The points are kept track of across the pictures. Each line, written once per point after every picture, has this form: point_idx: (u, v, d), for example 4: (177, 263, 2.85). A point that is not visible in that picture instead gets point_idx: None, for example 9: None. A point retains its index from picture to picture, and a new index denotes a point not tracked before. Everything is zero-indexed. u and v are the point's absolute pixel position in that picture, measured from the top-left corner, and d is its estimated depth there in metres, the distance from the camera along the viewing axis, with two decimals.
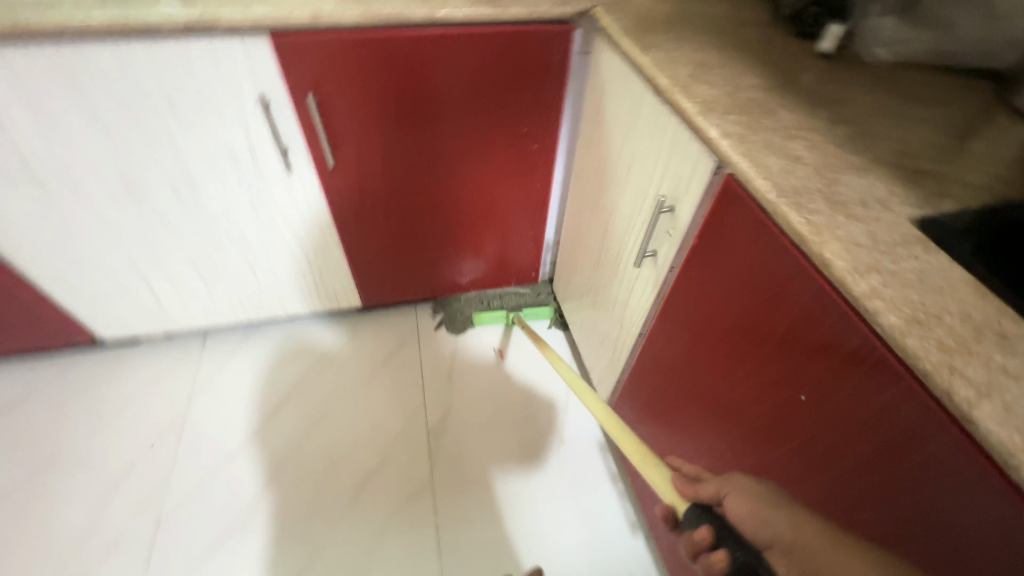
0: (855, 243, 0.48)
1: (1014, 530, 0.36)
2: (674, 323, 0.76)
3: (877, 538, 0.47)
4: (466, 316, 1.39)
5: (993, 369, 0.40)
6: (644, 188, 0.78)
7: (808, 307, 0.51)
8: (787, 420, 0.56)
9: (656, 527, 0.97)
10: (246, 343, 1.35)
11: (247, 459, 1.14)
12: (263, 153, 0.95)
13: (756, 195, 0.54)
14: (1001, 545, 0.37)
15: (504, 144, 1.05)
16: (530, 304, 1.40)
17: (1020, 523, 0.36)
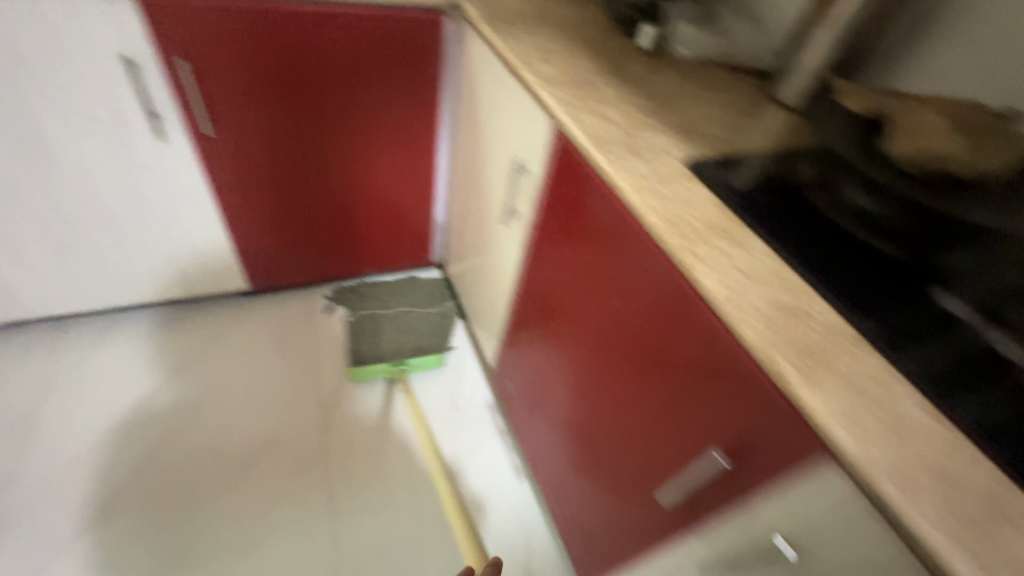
0: (640, 175, 0.60)
1: (728, 356, 0.48)
2: (538, 271, 0.88)
3: (666, 400, 0.58)
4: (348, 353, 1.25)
5: (717, 252, 0.51)
6: (504, 154, 0.89)
7: (615, 225, 0.63)
8: (611, 324, 0.68)
9: (535, 465, 1.09)
10: (117, 331, 1.28)
11: (118, 447, 1.09)
12: (129, 118, 0.93)
13: (576, 145, 0.67)
14: (722, 370, 0.49)
15: (386, 121, 1.11)
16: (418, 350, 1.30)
17: (728, 349, 0.48)
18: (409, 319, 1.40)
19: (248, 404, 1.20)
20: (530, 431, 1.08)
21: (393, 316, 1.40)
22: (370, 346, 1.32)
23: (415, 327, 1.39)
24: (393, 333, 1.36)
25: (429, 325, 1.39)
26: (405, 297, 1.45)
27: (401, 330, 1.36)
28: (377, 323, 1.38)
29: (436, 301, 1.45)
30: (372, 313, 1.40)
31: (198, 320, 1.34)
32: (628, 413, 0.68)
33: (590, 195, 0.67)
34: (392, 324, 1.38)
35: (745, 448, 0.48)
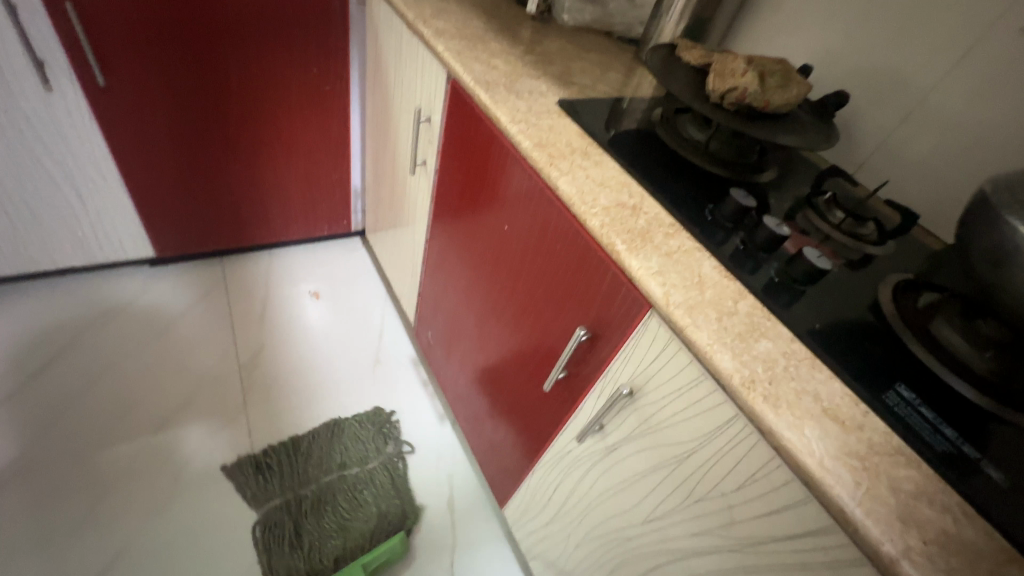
0: (518, 110, 0.70)
1: (583, 245, 0.60)
2: (443, 216, 0.96)
3: (548, 298, 0.70)
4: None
5: (576, 166, 0.62)
6: (408, 107, 0.96)
7: (499, 155, 0.73)
8: (504, 246, 0.78)
9: (456, 406, 1.18)
10: (7, 300, 1.22)
11: (13, 419, 1.05)
12: (11, 65, 0.89)
13: (465, 87, 0.75)
14: (581, 258, 0.61)
15: (296, 81, 1.14)
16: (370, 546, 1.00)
17: (583, 240, 0.59)
18: (346, 506, 1.05)
19: (159, 373, 1.17)
20: (450, 377, 1.16)
21: (322, 504, 1.04)
22: (302, 552, 0.98)
23: (354, 502, 1.06)
24: (331, 524, 1.02)
25: (376, 491, 1.09)
26: (332, 459, 1.11)
27: (342, 528, 1.02)
28: (302, 518, 1.02)
29: (375, 448, 1.16)
30: (292, 507, 1.03)
31: (98, 290, 1.29)
32: (523, 322, 0.79)
33: (478, 130, 0.76)
34: (326, 515, 1.03)
35: (600, 319, 0.60)
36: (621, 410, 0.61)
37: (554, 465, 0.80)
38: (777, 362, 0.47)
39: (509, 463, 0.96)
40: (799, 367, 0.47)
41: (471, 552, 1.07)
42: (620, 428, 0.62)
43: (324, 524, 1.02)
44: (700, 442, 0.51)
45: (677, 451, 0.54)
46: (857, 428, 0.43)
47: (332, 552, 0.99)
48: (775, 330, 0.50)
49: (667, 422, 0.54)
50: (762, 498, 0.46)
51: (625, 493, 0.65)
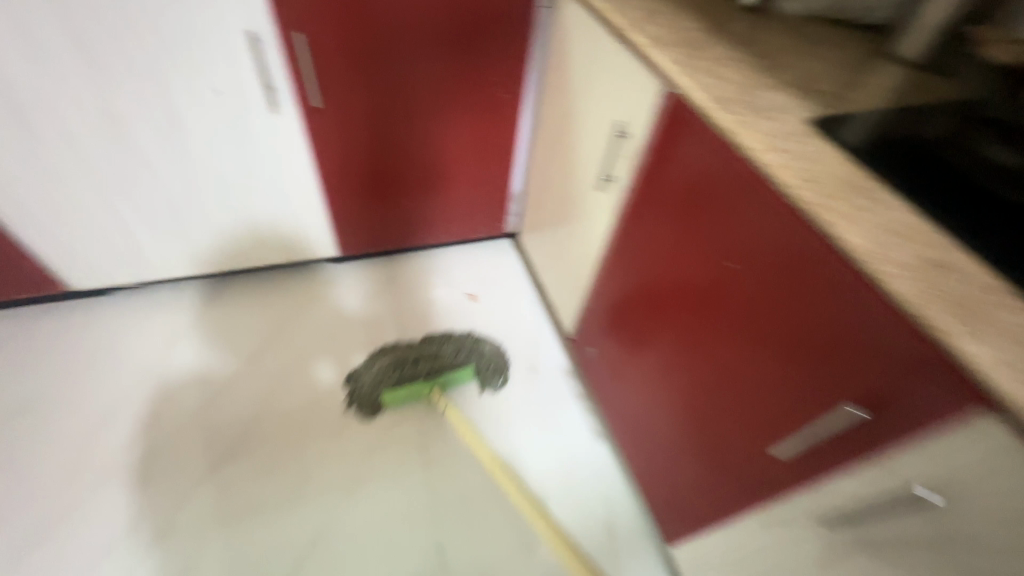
0: (766, 132, 0.60)
1: (869, 307, 0.49)
2: (634, 238, 0.89)
3: (786, 357, 0.59)
4: (376, 397, 1.18)
5: (856, 207, 0.52)
6: (602, 118, 0.90)
7: (734, 186, 0.64)
8: (724, 286, 0.69)
9: (617, 428, 1.13)
10: (226, 288, 1.41)
11: (235, 394, 1.21)
12: (249, 91, 1.00)
13: (691, 105, 0.67)
14: (862, 322, 0.50)
15: (475, 90, 1.14)
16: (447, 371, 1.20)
17: (870, 301, 0.48)
18: (433, 357, 1.23)
19: (343, 363, 1.29)
20: (613, 395, 1.11)
21: (417, 354, 1.22)
22: (396, 382, 1.19)
23: (445, 362, 1.22)
24: (422, 366, 1.21)
25: (460, 353, 1.24)
26: (434, 339, 1.26)
27: (429, 369, 1.21)
28: (398, 364, 1.21)
29: (473, 341, 1.27)
30: (392, 357, 1.23)
31: (292, 283, 1.44)
32: (736, 372, 0.69)
33: (707, 153, 0.67)
34: (419, 361, 1.21)
35: (883, 397, 0.49)
36: (901, 511, 0.50)
37: (764, 534, 0.71)
38: None
39: (687, 505, 0.89)
40: None
41: None
42: (892, 528, 0.51)
43: (416, 367, 1.20)
44: None
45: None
46: None
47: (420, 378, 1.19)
48: None
49: (995, 548, 0.43)
50: None
51: None
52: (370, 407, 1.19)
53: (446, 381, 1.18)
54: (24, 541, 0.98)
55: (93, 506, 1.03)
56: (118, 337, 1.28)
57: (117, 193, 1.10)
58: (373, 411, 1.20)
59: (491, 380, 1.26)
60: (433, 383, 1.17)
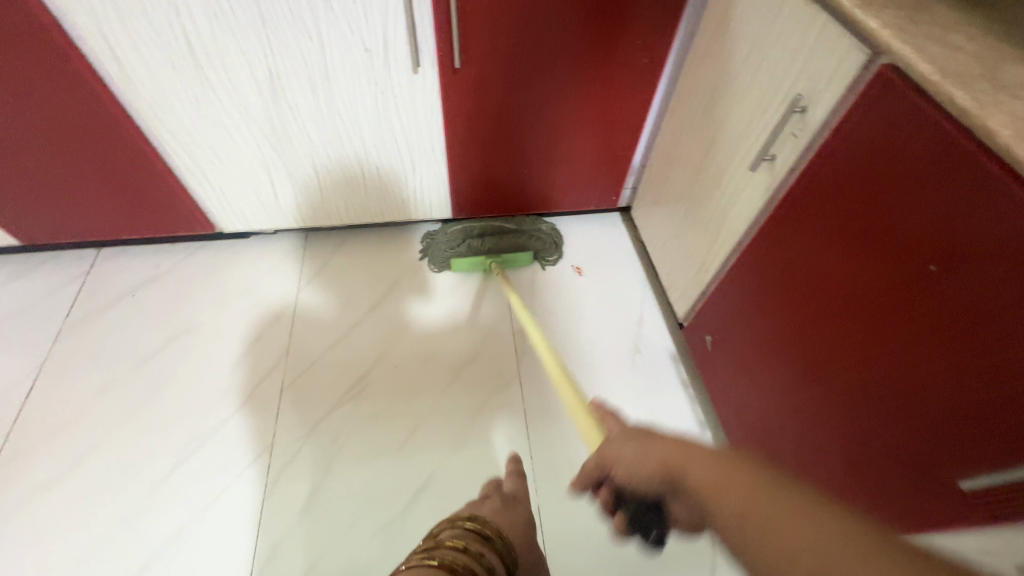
0: (1020, 117, 0.51)
1: None
2: (783, 227, 0.82)
3: (998, 380, 0.54)
4: (444, 258, 1.42)
5: None
6: (772, 90, 0.81)
7: (950, 181, 0.55)
8: (909, 292, 0.62)
9: (731, 420, 1.08)
10: (347, 241, 1.48)
11: (354, 340, 1.29)
12: (396, 49, 1.01)
13: (914, 81, 0.58)
14: None
15: (618, 53, 1.07)
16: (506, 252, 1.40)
17: None
18: (498, 236, 1.44)
19: (452, 323, 1.33)
20: (732, 389, 1.06)
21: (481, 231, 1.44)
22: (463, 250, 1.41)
23: (505, 241, 1.43)
24: (486, 243, 1.42)
25: (521, 236, 1.44)
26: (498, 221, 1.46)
27: (492, 242, 1.42)
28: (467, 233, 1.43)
29: (533, 223, 1.47)
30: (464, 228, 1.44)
31: (406, 240, 1.49)
32: (909, 384, 0.64)
33: (915, 148, 0.59)
34: (485, 236, 1.43)
35: None
36: None
37: None
38: None
39: None
40: None
41: None
42: None
43: (482, 242, 1.42)
44: None
45: None
46: None
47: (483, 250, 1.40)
48: None
49: None
50: None
51: None
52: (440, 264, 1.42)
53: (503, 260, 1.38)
54: (188, 444, 1.14)
55: (237, 426, 1.17)
56: (254, 278, 1.41)
57: (268, 145, 1.18)
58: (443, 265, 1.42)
59: (546, 256, 1.44)
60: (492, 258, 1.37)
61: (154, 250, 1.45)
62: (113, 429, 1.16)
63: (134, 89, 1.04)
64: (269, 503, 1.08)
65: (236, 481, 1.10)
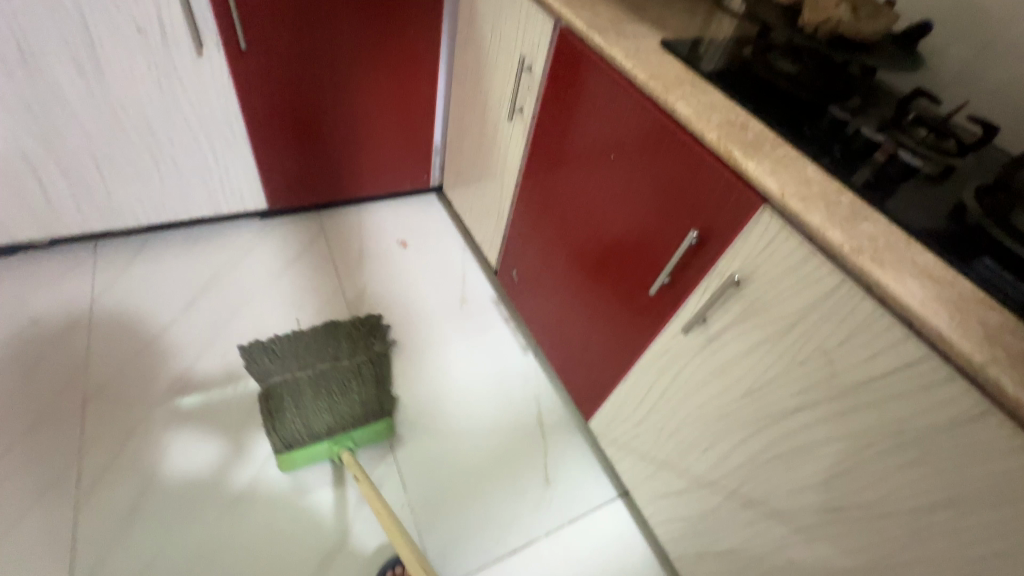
0: (630, 48, 0.80)
1: (693, 159, 0.71)
2: (539, 160, 1.08)
3: (650, 216, 0.82)
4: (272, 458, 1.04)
5: (687, 91, 0.73)
6: (510, 58, 1.06)
7: (608, 94, 0.84)
8: (608, 176, 0.89)
9: (541, 334, 1.31)
10: (150, 244, 1.39)
11: (170, 339, 1.22)
12: (174, 31, 1.03)
13: (578, 33, 0.86)
14: (690, 172, 0.72)
15: (397, 42, 1.26)
16: (356, 424, 1.10)
17: (692, 156, 0.71)
18: (337, 400, 1.12)
19: (282, 307, 1.34)
20: (536, 307, 1.29)
21: (311, 393, 1.12)
22: (297, 437, 1.06)
23: (342, 399, 1.12)
24: (322, 415, 1.10)
25: (365, 388, 1.15)
26: (328, 379, 1.16)
27: (328, 391, 1.14)
28: (298, 397, 1.12)
29: (364, 344, 1.27)
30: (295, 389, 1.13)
31: (220, 238, 1.45)
32: (621, 241, 0.91)
33: (586, 74, 0.87)
34: (320, 399, 1.12)
35: (710, 223, 0.71)
36: (728, 300, 0.71)
37: (650, 365, 0.92)
38: (877, 237, 0.57)
39: (598, 374, 1.10)
40: (898, 241, 0.57)
41: (560, 461, 1.20)
42: (724, 318, 0.73)
43: (319, 411, 1.10)
44: (807, 313, 0.62)
45: (782, 327, 0.65)
46: (949, 283, 0.54)
47: (323, 429, 1.07)
48: (873, 215, 0.60)
49: (775, 301, 0.65)
50: (864, 345, 0.57)
51: (725, 375, 0.76)
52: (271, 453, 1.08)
53: (356, 439, 1.09)
54: None
55: (30, 452, 1.02)
56: (29, 293, 1.23)
57: (30, 137, 1.08)
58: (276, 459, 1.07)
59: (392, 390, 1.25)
60: (341, 440, 1.07)
61: None
62: None
63: None
64: (87, 516, 0.97)
65: (37, 507, 0.97)
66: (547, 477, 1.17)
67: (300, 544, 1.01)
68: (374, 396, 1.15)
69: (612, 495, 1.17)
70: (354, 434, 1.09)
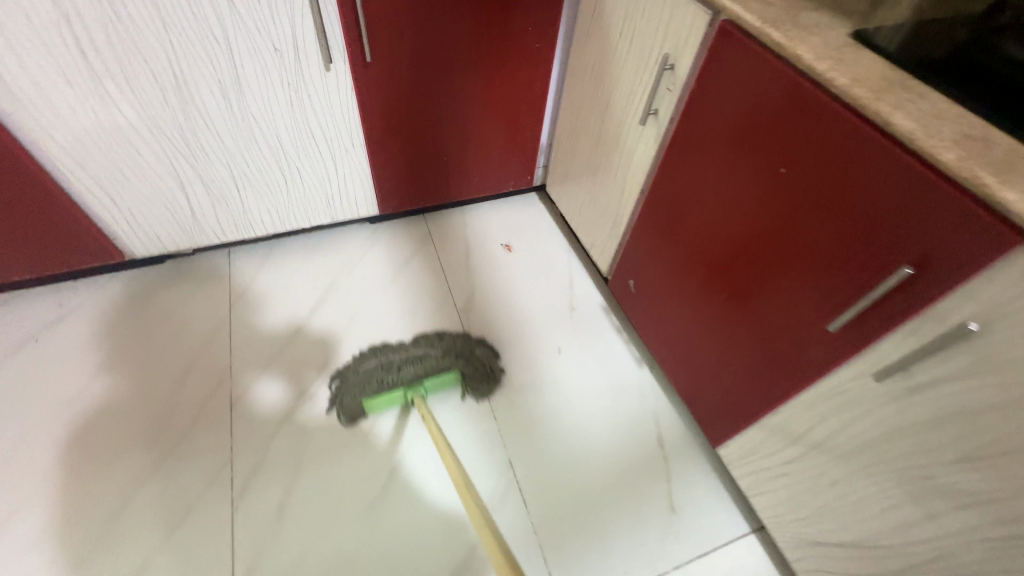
0: (819, 45, 0.68)
1: (910, 180, 0.59)
2: (674, 165, 0.98)
3: (831, 238, 0.70)
4: (357, 403, 1.17)
5: (903, 98, 0.61)
6: (646, 54, 0.97)
7: (781, 97, 0.72)
8: (770, 187, 0.78)
9: (662, 349, 1.23)
10: (276, 250, 1.46)
11: (299, 343, 1.28)
12: (306, 48, 1.04)
13: (745, 28, 0.75)
14: (902, 193, 0.60)
15: (514, 41, 1.20)
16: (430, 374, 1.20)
17: (909, 175, 0.59)
18: (420, 361, 1.25)
19: (396, 314, 1.36)
20: (657, 321, 1.21)
21: (401, 362, 1.25)
22: (378, 389, 1.19)
23: (423, 373, 1.22)
24: (405, 374, 1.21)
25: (447, 355, 1.28)
26: (419, 349, 1.29)
27: (416, 362, 1.25)
28: (388, 368, 1.24)
29: (458, 340, 1.32)
30: (381, 359, 1.26)
31: (335, 243, 1.49)
32: (783, 261, 0.80)
33: (752, 75, 0.76)
34: (405, 366, 1.24)
35: (931, 255, 0.59)
36: (950, 349, 0.60)
37: (814, 404, 0.82)
38: None
39: (735, 402, 1.01)
40: None
41: (686, 487, 1.13)
42: (940, 367, 0.62)
43: (400, 373, 1.22)
44: None
45: None
46: None
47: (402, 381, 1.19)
48: None
49: None
50: None
51: (931, 432, 0.65)
52: (350, 410, 1.17)
53: (428, 386, 1.18)
54: (135, 477, 1.06)
55: (188, 450, 1.10)
56: (178, 299, 1.34)
57: (179, 157, 1.15)
58: (354, 419, 1.17)
59: (476, 386, 1.24)
60: (414, 387, 1.17)
61: (58, 288, 1.33)
62: (42, 475, 1.05)
63: (19, 106, 0.97)
64: (241, 514, 1.04)
65: (198, 503, 1.05)
66: (672, 505, 1.11)
67: (427, 562, 1.02)
68: (453, 357, 1.27)
69: (745, 529, 1.09)
70: (427, 381, 1.19)
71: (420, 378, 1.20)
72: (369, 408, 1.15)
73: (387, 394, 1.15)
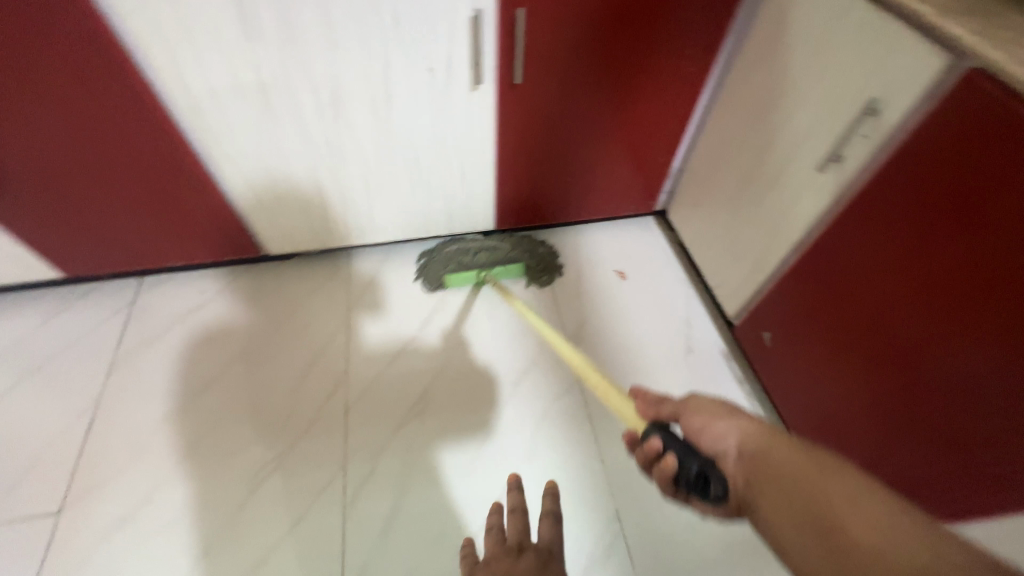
0: None
1: None
2: (856, 224, 0.86)
3: None
4: (438, 276, 1.40)
5: None
6: (839, 92, 0.85)
7: None
8: (1004, 278, 0.65)
9: (798, 415, 1.10)
10: (392, 256, 1.49)
11: (410, 354, 1.29)
12: (458, 68, 1.03)
13: (1005, 82, 0.62)
14: None
15: (668, 64, 1.11)
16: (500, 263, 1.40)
17: None
18: (493, 250, 1.42)
19: (505, 334, 1.34)
20: (797, 385, 1.09)
21: (476, 247, 1.43)
22: (456, 267, 1.40)
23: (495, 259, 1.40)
24: (479, 258, 1.41)
25: (517, 249, 1.43)
26: (491, 238, 1.45)
27: (488, 250, 1.43)
28: (465, 250, 1.43)
29: (527, 236, 1.47)
30: (459, 243, 1.44)
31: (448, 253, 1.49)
32: (1006, 367, 0.66)
33: (1005, 140, 0.62)
34: (479, 252, 1.42)
35: None
36: None
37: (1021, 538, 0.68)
38: None
39: None
40: None
41: None
42: None
43: (475, 257, 1.41)
44: None
45: None
46: None
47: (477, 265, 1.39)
48: None
49: None
50: None
51: None
52: (432, 281, 1.40)
53: (498, 272, 1.39)
54: (260, 470, 1.12)
55: (307, 449, 1.15)
56: (302, 297, 1.40)
57: (322, 166, 1.18)
58: (435, 286, 1.41)
59: (539, 277, 1.43)
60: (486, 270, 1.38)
61: (201, 275, 1.43)
62: (182, 457, 1.14)
63: (197, 114, 1.04)
64: (352, 523, 1.07)
65: (314, 505, 1.09)
66: None
67: None
68: (522, 250, 1.43)
69: None
70: (497, 268, 1.39)
71: (491, 265, 1.40)
72: (448, 282, 1.39)
73: (464, 274, 1.37)
